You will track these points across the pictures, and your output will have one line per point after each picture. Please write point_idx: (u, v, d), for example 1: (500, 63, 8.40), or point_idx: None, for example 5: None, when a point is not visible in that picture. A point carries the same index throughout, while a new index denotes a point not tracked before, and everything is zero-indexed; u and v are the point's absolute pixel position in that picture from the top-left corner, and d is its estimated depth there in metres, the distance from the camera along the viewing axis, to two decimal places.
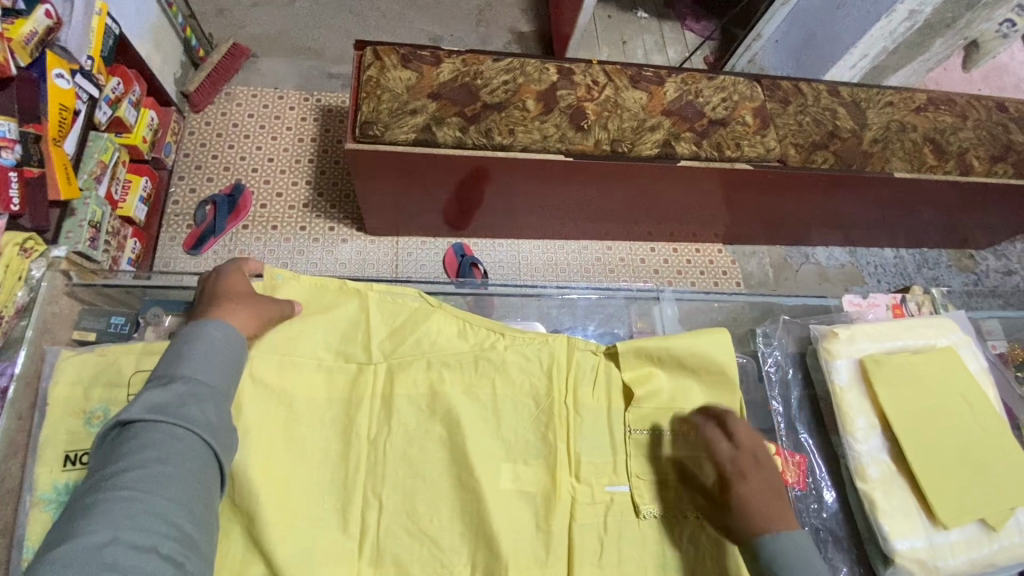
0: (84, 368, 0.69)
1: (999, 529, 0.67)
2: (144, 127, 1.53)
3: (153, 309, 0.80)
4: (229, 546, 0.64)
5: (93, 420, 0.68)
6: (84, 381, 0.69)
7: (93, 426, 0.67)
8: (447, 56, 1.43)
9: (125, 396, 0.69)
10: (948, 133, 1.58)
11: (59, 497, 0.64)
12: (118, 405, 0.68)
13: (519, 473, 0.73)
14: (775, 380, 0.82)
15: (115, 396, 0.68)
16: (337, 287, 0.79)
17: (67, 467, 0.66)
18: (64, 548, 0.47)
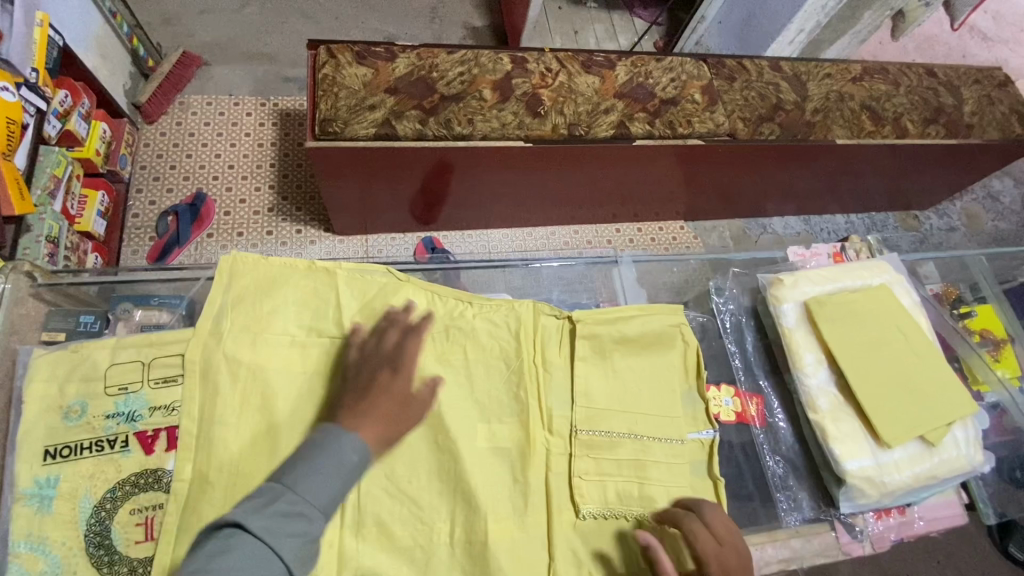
0: (58, 365, 0.69)
1: (937, 444, 0.76)
2: (97, 140, 1.51)
3: (123, 305, 0.81)
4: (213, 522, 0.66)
5: (71, 414, 0.68)
6: (59, 377, 0.69)
7: (70, 420, 0.68)
8: (401, 51, 1.44)
9: (103, 389, 0.70)
10: (883, 100, 1.66)
11: (43, 490, 0.65)
12: (96, 398, 0.69)
13: (494, 431, 0.77)
14: (729, 325, 0.92)
15: (92, 389, 0.69)
16: (304, 266, 0.80)
17: (48, 461, 0.66)
18: None
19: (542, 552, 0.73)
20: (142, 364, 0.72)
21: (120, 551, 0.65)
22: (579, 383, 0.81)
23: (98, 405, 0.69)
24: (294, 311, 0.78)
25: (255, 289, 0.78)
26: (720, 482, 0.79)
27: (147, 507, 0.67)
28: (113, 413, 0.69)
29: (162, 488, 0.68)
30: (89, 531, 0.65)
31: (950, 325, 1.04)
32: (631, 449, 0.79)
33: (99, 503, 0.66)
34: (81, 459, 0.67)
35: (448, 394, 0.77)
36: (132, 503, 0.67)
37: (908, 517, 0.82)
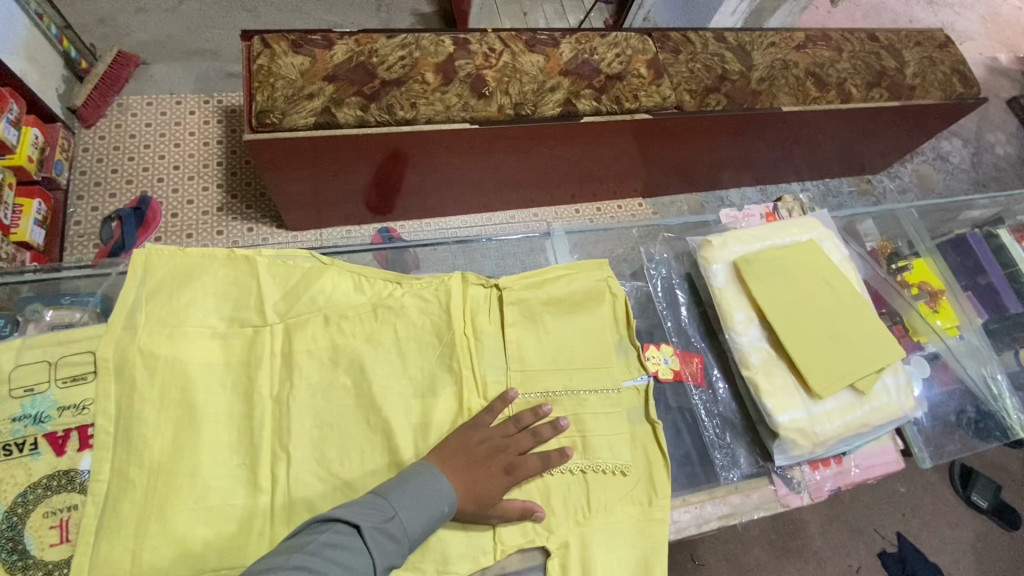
0: None
1: (868, 393, 0.79)
2: (28, 146, 1.45)
3: (33, 306, 0.79)
4: (139, 524, 0.65)
5: None
6: None
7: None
8: (339, 38, 1.41)
9: (8, 391, 0.68)
10: (827, 66, 1.68)
11: None
12: (2, 402, 0.68)
13: (429, 406, 0.77)
14: (661, 288, 0.94)
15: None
16: (222, 257, 0.79)
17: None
18: None
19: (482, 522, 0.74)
20: (49, 364, 0.70)
21: (34, 555, 0.63)
22: (512, 351, 0.82)
23: (3, 409, 0.67)
24: (214, 301, 0.77)
25: (168, 281, 0.76)
26: (658, 426, 0.82)
27: (61, 509, 0.65)
28: (20, 416, 0.67)
29: (76, 488, 0.66)
30: (0, 538, 0.63)
31: (883, 278, 1.06)
32: (568, 404, 0.81)
33: (9, 509, 0.64)
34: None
35: (378, 373, 0.77)
36: (44, 506, 0.65)
37: (845, 466, 0.85)
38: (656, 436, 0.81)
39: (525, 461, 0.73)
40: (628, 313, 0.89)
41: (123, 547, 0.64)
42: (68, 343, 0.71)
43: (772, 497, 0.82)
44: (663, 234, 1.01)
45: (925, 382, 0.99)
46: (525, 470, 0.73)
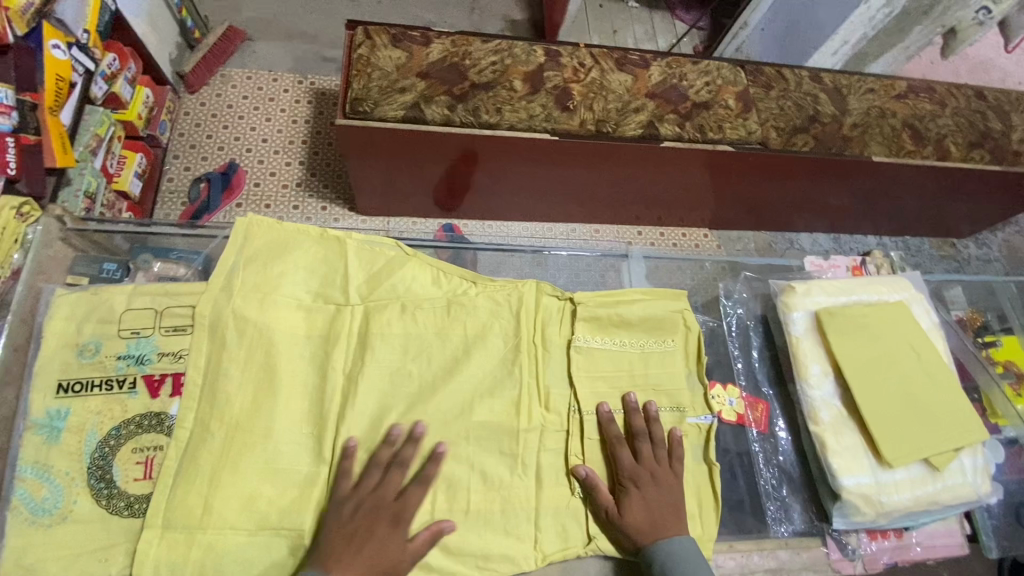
0: (77, 306, 0.74)
1: (942, 469, 0.76)
2: (139, 104, 1.55)
3: (144, 256, 0.86)
4: (212, 474, 0.69)
5: (85, 352, 0.72)
6: (78, 317, 0.73)
7: (84, 358, 0.72)
8: (436, 37, 1.45)
9: (117, 331, 0.74)
10: (927, 120, 1.59)
11: (52, 421, 0.68)
12: (110, 339, 0.73)
13: (491, 406, 0.78)
14: (735, 327, 0.93)
15: (107, 331, 0.74)
16: (317, 234, 0.83)
17: (60, 394, 0.70)
18: None
19: (530, 525, 0.74)
20: (155, 312, 0.75)
21: (118, 486, 0.68)
22: (572, 363, 0.83)
23: (111, 346, 0.73)
24: (304, 276, 0.81)
25: (265, 251, 0.80)
26: (715, 467, 0.79)
27: (148, 447, 0.70)
28: (124, 355, 0.73)
29: (163, 431, 0.71)
30: (92, 465, 0.68)
31: (970, 350, 0.99)
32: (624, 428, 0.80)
33: (103, 439, 0.69)
34: (90, 395, 0.70)
35: (444, 363, 0.80)
36: (134, 442, 0.70)
37: (905, 541, 0.81)
38: (711, 477, 0.79)
39: None
40: (700, 349, 0.87)
41: (197, 493, 0.68)
42: (174, 295, 0.77)
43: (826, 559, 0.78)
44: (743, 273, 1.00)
45: (999, 466, 0.92)
46: None
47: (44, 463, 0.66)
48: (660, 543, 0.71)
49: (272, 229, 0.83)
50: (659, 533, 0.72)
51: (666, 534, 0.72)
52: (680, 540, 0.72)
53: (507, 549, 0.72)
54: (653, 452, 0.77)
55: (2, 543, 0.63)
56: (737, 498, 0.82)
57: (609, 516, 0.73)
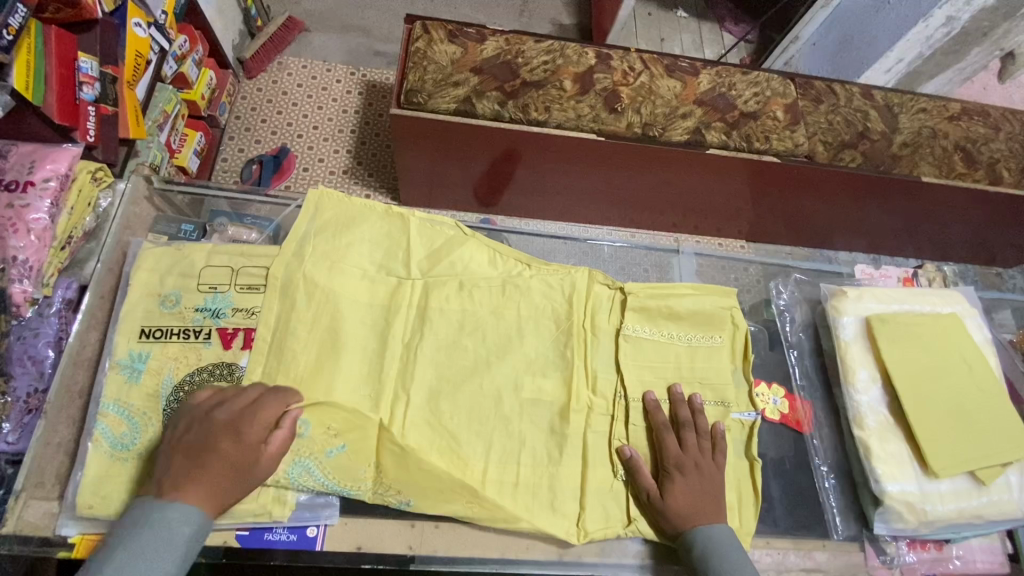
0: (162, 259, 0.79)
1: (988, 484, 0.77)
2: (203, 85, 1.63)
3: (220, 219, 0.92)
4: None
5: (167, 302, 0.77)
6: (162, 270, 0.79)
7: (165, 307, 0.77)
8: (491, 35, 1.49)
9: (196, 285, 0.79)
10: (979, 143, 1.55)
11: (134, 363, 0.73)
12: (188, 292, 0.78)
13: (538, 385, 0.81)
14: (784, 329, 0.94)
15: (187, 284, 0.79)
16: (382, 211, 0.88)
17: (143, 339, 0.75)
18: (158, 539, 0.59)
19: (574, 503, 0.76)
20: (232, 271, 0.80)
21: None
22: (620, 350, 0.85)
23: (190, 298, 0.78)
24: (368, 248, 0.85)
25: (334, 222, 0.85)
26: (757, 464, 0.80)
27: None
28: (202, 307, 0.77)
29: (233, 381, 0.75)
30: (167, 407, 0.72)
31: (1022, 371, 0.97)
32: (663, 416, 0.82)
33: (178, 384, 0.73)
34: (170, 342, 0.75)
35: (495, 339, 0.83)
36: (206, 390, 0.74)
37: (945, 554, 0.80)
38: (752, 473, 0.80)
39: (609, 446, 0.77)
40: (747, 348, 0.89)
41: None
42: (250, 255, 0.81)
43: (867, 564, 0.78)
44: (793, 275, 1.01)
45: None
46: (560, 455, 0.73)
47: (121, 401, 0.72)
48: (701, 529, 0.71)
49: (341, 204, 0.88)
50: (700, 518, 0.72)
51: (706, 521, 0.72)
52: (720, 528, 0.72)
53: (548, 524, 0.74)
54: (697, 442, 0.78)
55: (83, 472, 0.68)
56: (776, 497, 0.82)
57: (651, 499, 0.74)
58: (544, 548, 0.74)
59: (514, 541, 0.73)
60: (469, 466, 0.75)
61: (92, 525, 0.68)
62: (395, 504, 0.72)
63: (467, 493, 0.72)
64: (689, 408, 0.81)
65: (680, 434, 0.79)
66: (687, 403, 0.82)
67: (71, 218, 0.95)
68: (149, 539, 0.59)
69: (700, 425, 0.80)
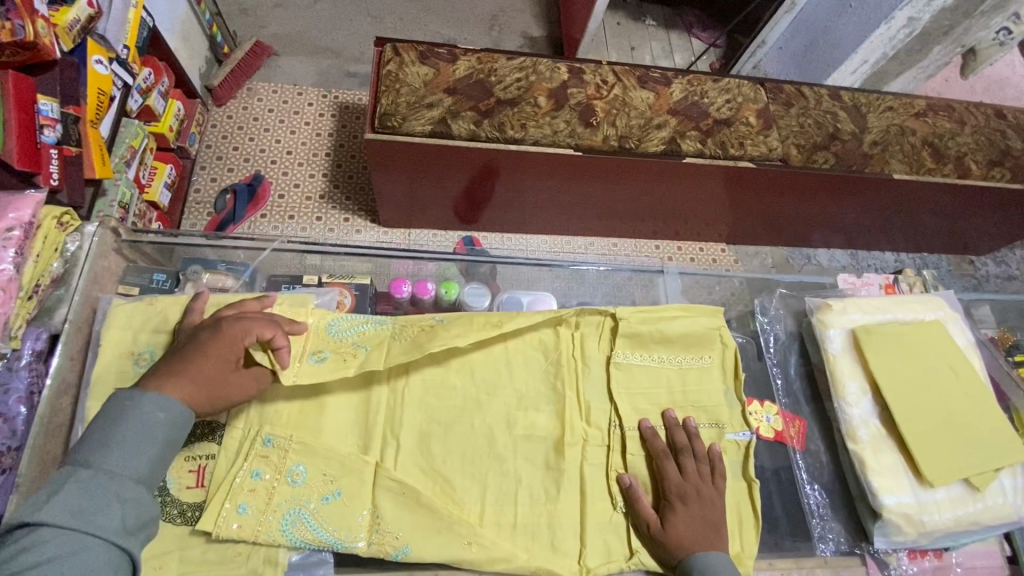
0: (134, 315, 0.80)
1: (982, 490, 0.78)
2: (171, 117, 1.58)
3: (193, 267, 0.92)
4: (274, 480, 0.72)
5: (141, 361, 0.77)
6: (134, 326, 0.79)
7: (139, 367, 0.77)
8: (462, 54, 1.47)
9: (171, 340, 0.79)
10: (946, 138, 1.57)
11: None
12: (163, 348, 0.78)
13: (531, 419, 0.83)
14: (773, 344, 0.95)
15: (160, 341, 0.79)
16: None
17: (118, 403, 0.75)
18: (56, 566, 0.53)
19: (574, 538, 0.76)
20: None
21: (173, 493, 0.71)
22: (611, 378, 0.86)
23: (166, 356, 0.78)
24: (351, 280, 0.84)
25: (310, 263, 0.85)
26: (755, 484, 0.80)
27: (201, 456, 0.73)
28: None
29: (216, 440, 0.74)
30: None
31: (1003, 369, 0.99)
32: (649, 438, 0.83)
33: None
34: None
35: (483, 375, 0.84)
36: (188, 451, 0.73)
37: (945, 561, 0.81)
38: (751, 494, 0.80)
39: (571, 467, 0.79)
40: (738, 364, 0.89)
41: (254, 504, 0.70)
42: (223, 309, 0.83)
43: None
44: (778, 290, 1.03)
45: None
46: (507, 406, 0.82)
47: None
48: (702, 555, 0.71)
49: None
50: (699, 546, 0.72)
51: (705, 549, 0.72)
52: (720, 556, 0.72)
53: (548, 561, 0.74)
54: (697, 469, 0.79)
55: None
56: (777, 515, 0.82)
57: (651, 530, 0.75)
58: None
59: None
60: (465, 509, 0.76)
61: None
62: (391, 554, 0.71)
63: (465, 534, 0.72)
64: (689, 437, 0.81)
65: (679, 462, 0.79)
66: (685, 432, 0.82)
67: (35, 268, 0.86)
68: (132, 435, 0.62)
69: (701, 452, 0.80)
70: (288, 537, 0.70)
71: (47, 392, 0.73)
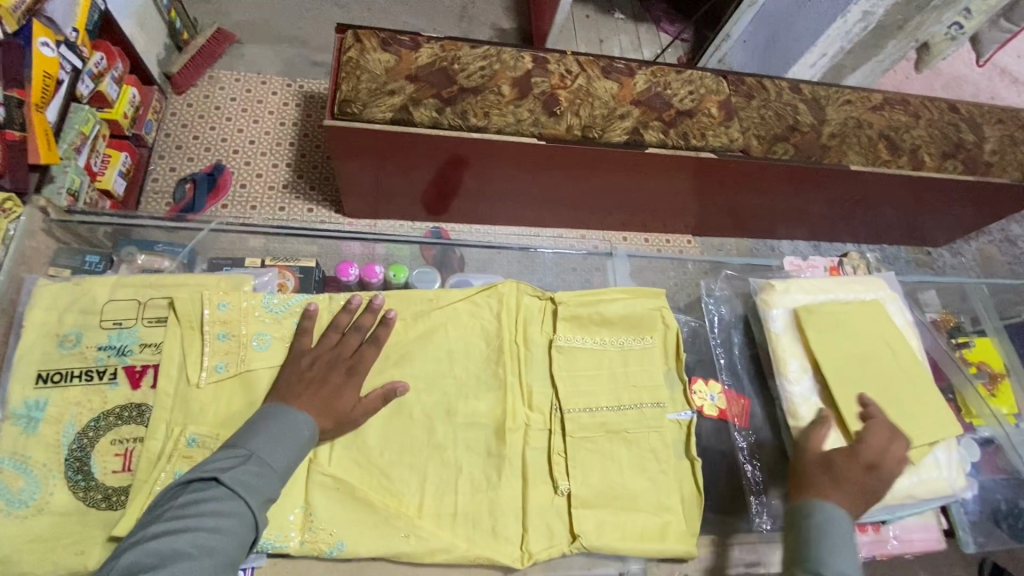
0: (58, 297, 0.81)
1: (918, 462, 0.84)
2: (126, 103, 1.52)
3: (128, 249, 0.95)
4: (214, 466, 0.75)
5: (66, 342, 0.80)
6: (62, 308, 0.81)
7: (65, 348, 0.79)
8: (426, 41, 1.40)
9: (98, 322, 0.81)
10: (902, 130, 1.55)
11: (30, 412, 0.75)
12: (90, 330, 0.81)
13: (472, 407, 0.87)
14: (717, 324, 1.00)
15: (88, 322, 0.81)
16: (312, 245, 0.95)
17: (40, 385, 0.77)
18: (203, 526, 0.58)
19: (516, 525, 0.81)
20: (137, 304, 0.83)
21: (96, 477, 0.74)
22: (557, 366, 0.91)
23: (92, 337, 0.80)
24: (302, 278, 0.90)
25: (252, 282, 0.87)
26: (697, 462, 0.87)
27: (128, 440, 0.77)
28: (105, 346, 0.80)
29: (142, 422, 0.77)
30: (69, 455, 0.74)
31: (944, 348, 1.07)
32: (592, 421, 0.87)
33: (82, 431, 0.76)
34: (71, 385, 0.77)
35: (423, 367, 0.88)
36: (114, 434, 0.76)
37: (883, 535, 0.87)
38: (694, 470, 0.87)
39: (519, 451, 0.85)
40: (679, 346, 0.95)
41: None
42: (156, 287, 0.85)
43: (779, 556, 0.84)
44: (727, 270, 1.11)
45: (973, 464, 0.98)
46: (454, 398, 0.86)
47: (20, 452, 0.73)
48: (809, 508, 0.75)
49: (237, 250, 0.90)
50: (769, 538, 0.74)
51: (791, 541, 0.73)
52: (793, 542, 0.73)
53: (490, 549, 0.78)
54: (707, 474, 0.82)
55: None
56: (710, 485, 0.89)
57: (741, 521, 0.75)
58: (484, 570, 0.79)
59: (458, 570, 0.78)
60: (403, 501, 0.80)
61: None
62: (326, 551, 0.75)
63: (403, 527, 0.77)
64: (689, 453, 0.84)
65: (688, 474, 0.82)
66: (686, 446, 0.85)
67: None
68: (278, 428, 0.71)
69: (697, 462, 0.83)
70: None
71: None
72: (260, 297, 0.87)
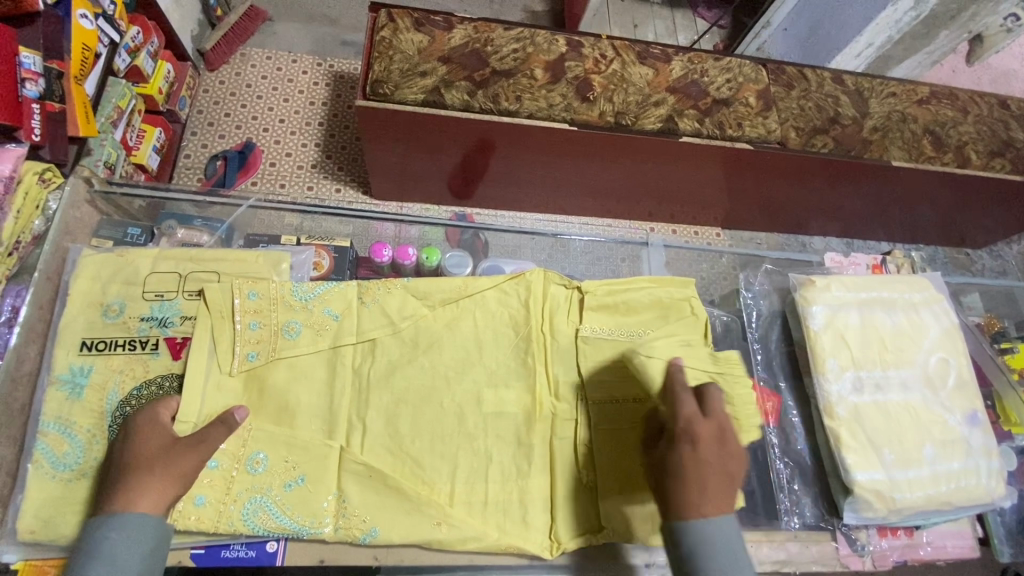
0: (102, 267, 0.84)
1: (951, 459, 0.85)
2: (161, 79, 1.52)
3: (169, 223, 0.97)
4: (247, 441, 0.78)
5: (110, 312, 0.82)
6: (105, 279, 0.83)
7: (108, 317, 0.81)
8: (459, 23, 1.37)
9: (141, 293, 0.83)
10: (948, 126, 1.47)
11: (74, 377, 0.77)
12: (132, 301, 0.83)
13: (501, 395, 0.87)
14: (754, 318, 1.00)
15: (131, 293, 0.83)
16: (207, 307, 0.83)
17: (84, 351, 0.79)
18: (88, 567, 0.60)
19: (546, 514, 0.81)
20: (178, 276, 0.85)
21: None
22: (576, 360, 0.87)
23: (134, 308, 0.82)
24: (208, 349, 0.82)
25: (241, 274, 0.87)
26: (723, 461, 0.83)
27: None
28: (147, 317, 0.82)
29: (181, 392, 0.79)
30: (112, 421, 0.76)
31: (988, 354, 1.03)
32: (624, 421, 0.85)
33: (125, 399, 0.78)
34: (114, 353, 0.80)
35: (451, 356, 0.88)
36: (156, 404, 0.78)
37: (915, 540, 0.88)
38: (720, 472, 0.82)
39: (550, 443, 0.85)
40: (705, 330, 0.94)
41: (212, 497, 0.75)
42: (196, 262, 0.87)
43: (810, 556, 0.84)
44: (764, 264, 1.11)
45: (1010, 473, 0.95)
46: (480, 388, 0.87)
47: (65, 416, 0.75)
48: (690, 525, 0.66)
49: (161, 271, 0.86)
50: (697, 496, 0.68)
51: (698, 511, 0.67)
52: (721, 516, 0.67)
53: (521, 538, 0.79)
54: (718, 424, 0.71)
55: (25, 493, 0.72)
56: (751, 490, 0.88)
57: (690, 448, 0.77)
58: (512, 557, 0.80)
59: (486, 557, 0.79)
60: (435, 489, 0.80)
61: (39, 546, 0.72)
62: (359, 537, 0.76)
63: (435, 515, 0.78)
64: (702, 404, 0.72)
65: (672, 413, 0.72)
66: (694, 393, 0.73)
67: (17, 224, 0.81)
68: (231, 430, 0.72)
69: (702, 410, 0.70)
70: (250, 526, 0.75)
71: (16, 340, 0.76)
72: (289, 285, 0.87)
